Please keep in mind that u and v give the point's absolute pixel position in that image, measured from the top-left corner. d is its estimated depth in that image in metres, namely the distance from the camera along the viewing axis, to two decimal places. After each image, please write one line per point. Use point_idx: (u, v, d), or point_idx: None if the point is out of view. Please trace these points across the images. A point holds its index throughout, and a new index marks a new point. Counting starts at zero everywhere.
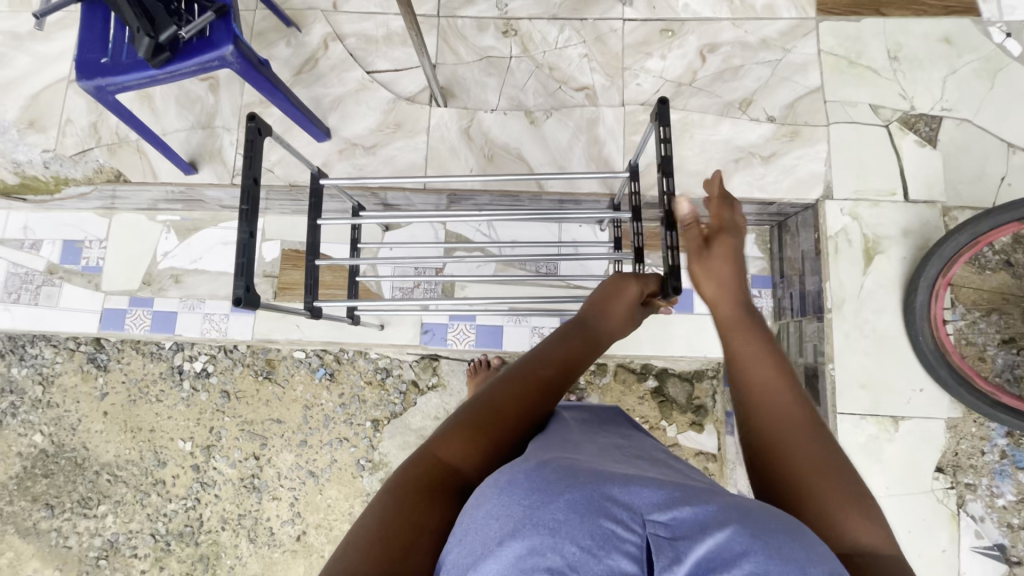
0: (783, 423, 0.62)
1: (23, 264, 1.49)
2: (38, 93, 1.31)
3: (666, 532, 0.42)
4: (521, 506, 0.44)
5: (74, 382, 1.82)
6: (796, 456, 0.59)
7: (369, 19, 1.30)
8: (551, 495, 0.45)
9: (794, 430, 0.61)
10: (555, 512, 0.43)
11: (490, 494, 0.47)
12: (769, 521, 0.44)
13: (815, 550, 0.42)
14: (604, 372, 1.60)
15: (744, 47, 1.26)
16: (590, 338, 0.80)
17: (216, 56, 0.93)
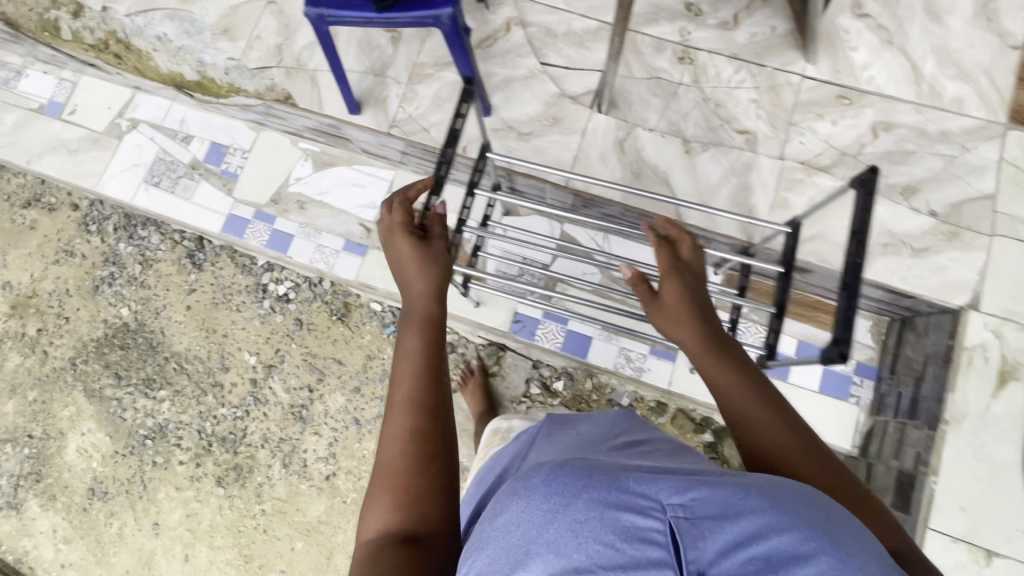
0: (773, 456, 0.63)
1: (171, 153, 1.60)
2: (237, 5, 1.41)
3: (688, 515, 0.42)
4: (541, 511, 0.43)
5: (169, 271, 1.94)
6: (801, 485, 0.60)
7: (555, 13, 1.34)
8: (569, 494, 0.43)
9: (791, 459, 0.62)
10: (577, 513, 0.41)
11: (510, 499, 0.46)
12: (789, 492, 0.45)
13: (840, 519, 0.44)
14: (663, 412, 1.46)
15: (921, 135, 1.22)
16: (424, 338, 0.77)
17: (433, 15, 0.97)
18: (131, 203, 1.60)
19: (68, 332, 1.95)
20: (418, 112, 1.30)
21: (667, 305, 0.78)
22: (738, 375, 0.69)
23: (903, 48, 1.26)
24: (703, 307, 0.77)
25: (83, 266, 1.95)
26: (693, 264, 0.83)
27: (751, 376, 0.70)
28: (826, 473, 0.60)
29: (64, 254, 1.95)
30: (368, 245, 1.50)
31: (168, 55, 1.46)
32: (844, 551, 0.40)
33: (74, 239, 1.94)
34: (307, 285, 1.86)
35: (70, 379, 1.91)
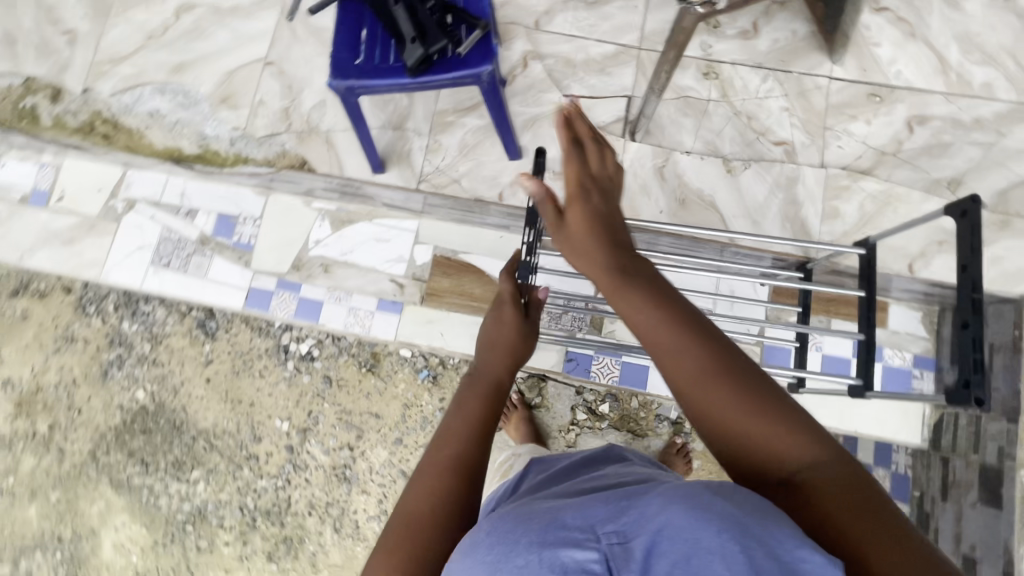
0: (700, 393, 0.52)
1: (177, 230, 1.52)
2: (234, 70, 1.33)
3: (618, 539, 0.42)
4: (486, 566, 0.44)
5: (181, 343, 1.56)
6: (725, 422, 0.51)
7: (570, 43, 1.29)
8: (511, 546, 0.45)
9: (720, 395, 0.51)
10: (516, 560, 0.43)
11: (460, 554, 0.48)
12: (710, 488, 0.44)
13: (770, 510, 0.43)
14: None
15: (956, 125, 1.22)
16: (486, 402, 0.73)
17: (472, 74, 0.91)
18: (143, 288, 1.53)
19: (84, 424, 1.59)
20: (446, 164, 1.24)
21: (568, 230, 0.64)
22: (658, 307, 0.55)
23: (926, 39, 1.26)
24: (610, 227, 0.64)
25: (86, 351, 1.57)
26: (606, 171, 0.69)
27: (672, 294, 0.56)
28: (758, 405, 0.51)
29: (63, 340, 1.57)
30: (404, 301, 1.45)
31: (162, 131, 1.35)
32: (769, 540, 0.40)
33: (71, 322, 1.57)
34: (329, 338, 1.50)
35: (94, 473, 1.57)
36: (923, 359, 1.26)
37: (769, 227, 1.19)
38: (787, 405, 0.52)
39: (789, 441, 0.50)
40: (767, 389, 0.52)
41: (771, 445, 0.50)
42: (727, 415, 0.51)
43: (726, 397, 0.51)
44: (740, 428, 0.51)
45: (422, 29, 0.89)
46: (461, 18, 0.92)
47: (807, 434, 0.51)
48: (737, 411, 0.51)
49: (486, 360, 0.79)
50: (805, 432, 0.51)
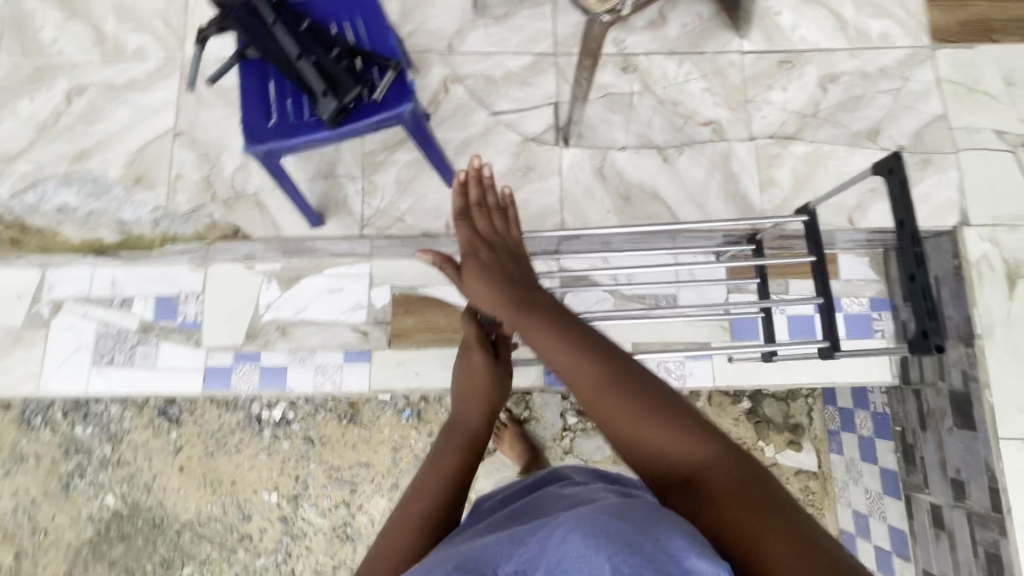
0: (598, 401, 0.64)
1: (114, 323, 1.41)
2: (142, 147, 1.25)
3: None
4: None
5: (145, 438, 1.55)
6: (622, 425, 0.62)
7: (486, 60, 1.28)
8: None
9: (602, 400, 0.63)
10: None
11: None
12: (604, 512, 0.45)
13: (658, 519, 0.44)
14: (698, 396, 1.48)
15: (864, 77, 1.27)
16: (460, 453, 0.80)
17: (394, 117, 0.88)
18: (87, 392, 1.40)
19: (52, 546, 1.50)
20: (386, 204, 1.20)
21: (469, 278, 0.83)
22: (545, 324, 0.72)
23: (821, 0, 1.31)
24: (504, 269, 0.83)
25: (42, 471, 1.51)
26: (501, 224, 0.89)
27: (568, 325, 0.71)
28: (647, 409, 0.61)
29: (13, 462, 1.51)
30: (371, 347, 1.39)
31: (77, 226, 1.25)
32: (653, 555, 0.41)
33: (18, 441, 1.50)
34: (304, 398, 1.59)
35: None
36: (877, 301, 1.32)
37: (714, 206, 1.21)
38: (677, 408, 0.62)
39: (677, 438, 0.59)
40: (660, 396, 0.63)
41: (663, 443, 0.59)
42: (620, 419, 0.62)
43: (619, 403, 0.63)
44: (637, 430, 0.61)
45: (332, 80, 0.86)
46: (370, 60, 0.90)
47: (692, 433, 0.59)
48: (630, 415, 0.62)
49: (462, 412, 0.88)
50: (692, 432, 0.59)
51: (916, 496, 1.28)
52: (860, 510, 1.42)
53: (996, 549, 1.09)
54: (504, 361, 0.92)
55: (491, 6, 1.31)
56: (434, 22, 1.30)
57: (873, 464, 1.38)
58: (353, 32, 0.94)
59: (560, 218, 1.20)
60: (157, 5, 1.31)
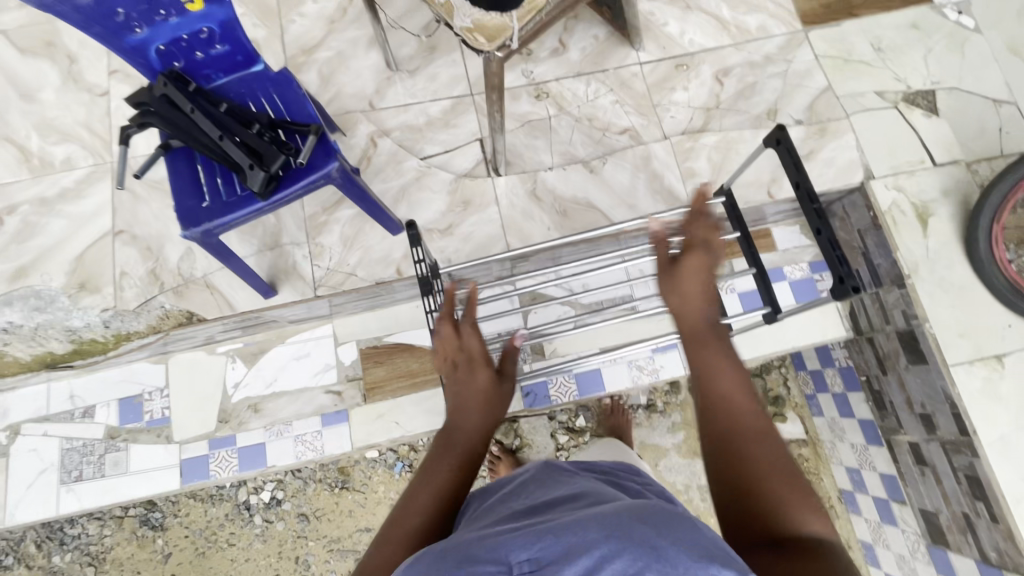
0: (737, 433, 0.68)
1: (78, 436, 1.36)
2: (81, 253, 1.25)
3: (532, 567, 0.46)
4: None
5: (130, 551, 1.49)
6: (750, 459, 0.65)
7: (408, 110, 1.35)
8: None
9: (745, 437, 0.68)
10: None
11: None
12: (625, 515, 0.49)
13: (667, 522, 0.48)
14: (679, 389, 1.55)
15: (753, 66, 1.39)
16: (457, 472, 0.80)
17: (323, 176, 0.93)
18: (59, 514, 1.33)
19: None
20: (335, 262, 1.23)
21: (681, 276, 0.84)
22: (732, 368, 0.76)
23: (700, 6, 1.44)
24: (708, 290, 0.84)
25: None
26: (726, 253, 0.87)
27: (744, 379, 0.75)
28: (780, 469, 0.65)
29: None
30: (347, 407, 1.38)
31: (24, 342, 1.24)
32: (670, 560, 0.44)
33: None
34: (291, 474, 1.54)
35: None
36: (816, 263, 1.40)
37: (645, 205, 1.28)
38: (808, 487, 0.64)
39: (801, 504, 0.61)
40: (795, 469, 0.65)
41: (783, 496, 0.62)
42: (754, 461, 0.65)
43: (758, 447, 0.66)
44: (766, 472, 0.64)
45: (256, 154, 0.90)
46: (291, 129, 0.95)
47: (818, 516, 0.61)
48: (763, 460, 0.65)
49: (463, 418, 0.86)
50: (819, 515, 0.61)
51: (896, 439, 1.32)
52: (852, 465, 1.46)
53: (975, 472, 1.13)
54: (508, 379, 0.93)
55: (403, 62, 1.39)
56: (352, 85, 1.36)
57: (851, 418, 1.44)
58: (269, 105, 0.99)
59: (505, 243, 1.25)
60: (79, 115, 1.34)
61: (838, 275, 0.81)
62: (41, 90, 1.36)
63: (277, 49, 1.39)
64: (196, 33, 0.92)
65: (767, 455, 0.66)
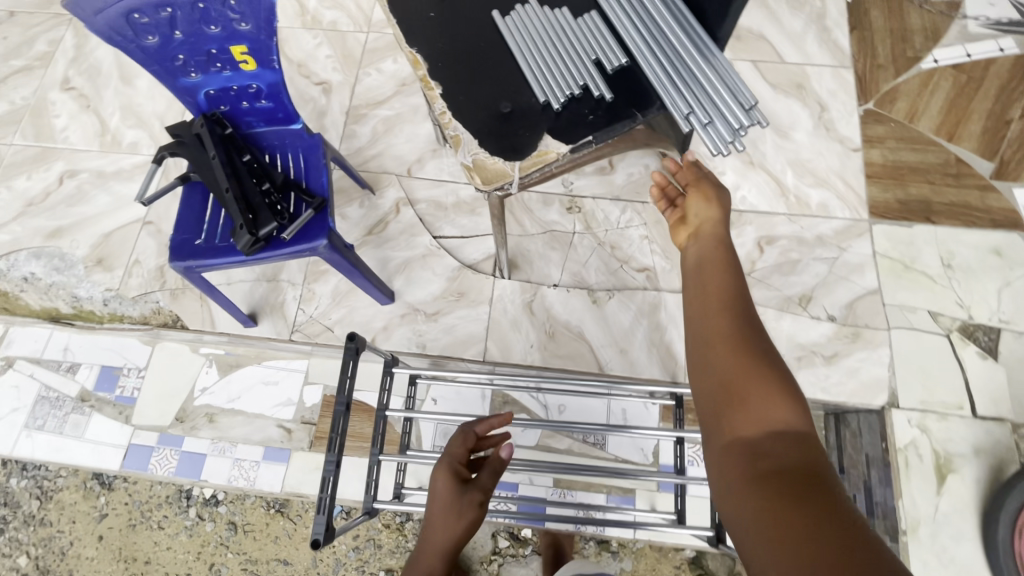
0: (700, 348, 0.59)
1: (56, 387, 1.42)
2: (110, 231, 1.41)
3: None
4: None
5: (73, 499, 1.40)
6: (712, 378, 0.56)
7: (441, 187, 1.37)
8: None
9: (729, 332, 0.59)
10: None
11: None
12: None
13: None
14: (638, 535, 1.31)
15: (801, 242, 1.31)
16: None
17: (309, 248, 0.95)
18: (12, 455, 1.41)
19: None
20: (319, 312, 1.26)
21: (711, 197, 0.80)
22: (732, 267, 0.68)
23: (763, 166, 1.37)
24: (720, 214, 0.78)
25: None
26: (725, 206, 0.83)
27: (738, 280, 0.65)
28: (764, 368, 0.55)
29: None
30: (291, 447, 1.38)
31: (38, 293, 1.42)
32: None
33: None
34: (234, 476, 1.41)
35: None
36: None
37: (637, 354, 1.21)
38: (788, 385, 0.53)
39: (768, 411, 0.51)
40: (772, 367, 0.55)
41: (752, 409, 0.52)
42: (734, 355, 0.56)
43: (740, 341, 0.57)
44: (731, 379, 0.55)
45: (254, 212, 0.93)
46: (299, 195, 0.98)
47: (798, 419, 0.51)
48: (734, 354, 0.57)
49: (430, 533, 0.77)
50: (797, 419, 0.51)
51: None
52: None
53: None
54: (478, 487, 0.79)
55: None
56: (399, 148, 1.41)
57: None
58: (292, 165, 1.03)
59: (483, 347, 1.22)
60: (159, 108, 1.48)
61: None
62: (139, 77, 1.51)
63: (346, 96, 1.47)
64: (244, 87, 0.98)
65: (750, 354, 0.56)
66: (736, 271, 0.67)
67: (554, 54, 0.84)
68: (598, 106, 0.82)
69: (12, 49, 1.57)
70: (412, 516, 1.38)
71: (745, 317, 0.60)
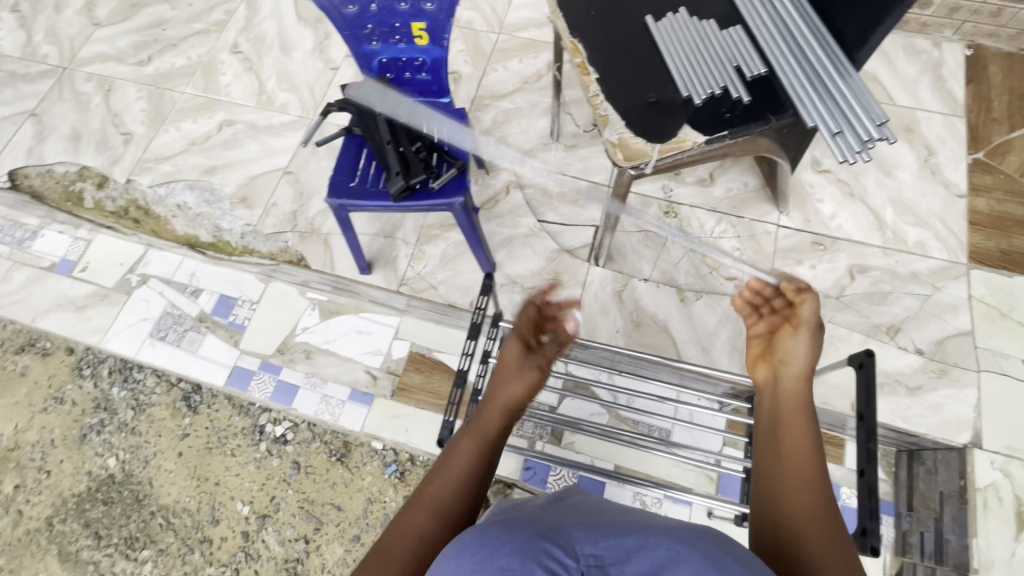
0: (769, 497, 0.68)
1: (180, 306, 1.59)
2: (255, 175, 1.63)
3: (597, 561, 0.50)
4: (473, 563, 0.49)
5: (162, 415, 1.54)
6: (780, 527, 0.65)
7: (549, 176, 1.49)
8: (500, 549, 0.49)
9: (790, 489, 0.67)
10: (504, 559, 0.48)
11: (448, 555, 0.52)
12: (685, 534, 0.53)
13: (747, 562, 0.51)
14: None
15: (894, 276, 1.33)
16: (473, 460, 0.76)
17: (446, 203, 1.07)
18: (135, 358, 1.57)
19: (47, 488, 1.51)
20: (427, 271, 1.50)
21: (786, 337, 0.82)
22: (800, 419, 0.73)
23: (863, 199, 1.41)
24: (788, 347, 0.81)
25: (71, 413, 1.56)
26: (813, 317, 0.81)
27: (800, 431, 0.72)
28: (823, 529, 0.63)
29: (52, 400, 1.57)
30: (375, 394, 1.48)
31: (185, 220, 1.64)
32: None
33: (64, 384, 1.58)
34: (306, 423, 1.50)
35: (43, 543, 1.45)
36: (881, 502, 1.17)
37: (718, 355, 1.27)
38: (844, 541, 0.62)
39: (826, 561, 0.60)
40: (838, 529, 0.63)
41: (813, 559, 0.60)
42: (794, 515, 0.65)
43: (799, 492, 0.66)
44: (794, 534, 0.63)
45: (406, 164, 1.07)
46: (442, 157, 1.11)
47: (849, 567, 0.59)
48: (795, 512, 0.65)
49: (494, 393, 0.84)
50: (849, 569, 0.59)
51: None
52: None
53: None
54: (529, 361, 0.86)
55: (564, 136, 1.53)
56: (515, 138, 1.54)
57: None
58: (437, 131, 1.16)
59: (572, 325, 1.31)
60: (310, 77, 1.68)
61: (866, 511, 0.73)
62: (296, 48, 1.73)
63: (473, 86, 1.62)
64: (412, 59, 1.13)
65: (809, 512, 0.65)
66: (804, 421, 0.73)
67: (699, 57, 0.93)
68: (734, 106, 0.90)
69: (195, 14, 1.83)
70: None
71: (808, 470, 0.68)
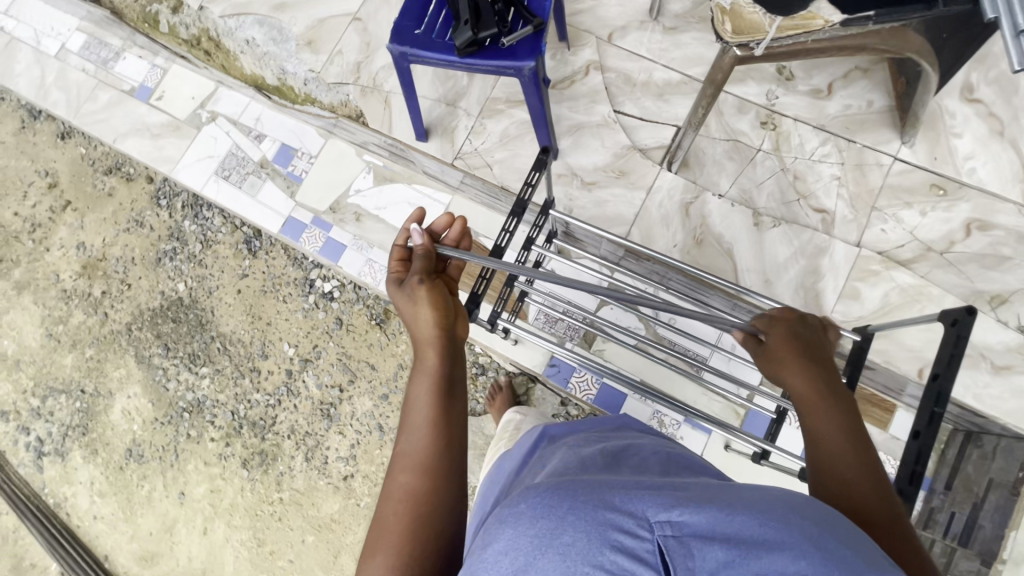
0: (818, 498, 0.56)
1: (244, 149, 1.59)
2: (324, 19, 1.57)
3: (675, 530, 0.35)
4: (530, 540, 0.37)
5: (226, 253, 1.63)
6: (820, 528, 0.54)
7: (636, 61, 1.31)
8: (559, 518, 0.37)
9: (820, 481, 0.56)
10: (566, 537, 0.36)
11: (495, 531, 0.40)
12: (782, 506, 0.38)
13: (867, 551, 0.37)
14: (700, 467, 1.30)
15: (1021, 239, 1.12)
16: (434, 395, 0.64)
17: (514, 66, 0.95)
18: (200, 192, 1.61)
19: (128, 299, 1.68)
20: (484, 147, 1.37)
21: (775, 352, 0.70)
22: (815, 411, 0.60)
23: (1014, 141, 1.16)
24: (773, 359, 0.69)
25: (149, 237, 1.68)
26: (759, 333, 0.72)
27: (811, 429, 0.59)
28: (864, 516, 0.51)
29: (134, 223, 1.69)
30: None
31: (253, 58, 1.62)
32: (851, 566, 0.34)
33: (144, 210, 1.69)
34: (352, 286, 1.54)
35: (124, 343, 1.64)
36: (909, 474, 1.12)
37: (781, 290, 1.16)
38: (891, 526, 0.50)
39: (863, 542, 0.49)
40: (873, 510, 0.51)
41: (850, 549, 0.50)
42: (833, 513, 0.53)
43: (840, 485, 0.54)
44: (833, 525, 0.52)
45: (477, 14, 0.95)
46: (520, 13, 0.98)
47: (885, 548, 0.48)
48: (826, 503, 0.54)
49: (419, 325, 0.70)
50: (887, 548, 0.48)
51: None
52: None
53: None
54: (415, 274, 0.74)
55: (664, 14, 1.32)
56: (607, 9, 1.34)
57: None
58: None
59: (627, 231, 1.22)
60: None
61: (907, 473, 0.68)
62: None
63: None
64: None
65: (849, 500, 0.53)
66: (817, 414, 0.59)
67: None
68: None
69: None
70: (488, 371, 1.44)
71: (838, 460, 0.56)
